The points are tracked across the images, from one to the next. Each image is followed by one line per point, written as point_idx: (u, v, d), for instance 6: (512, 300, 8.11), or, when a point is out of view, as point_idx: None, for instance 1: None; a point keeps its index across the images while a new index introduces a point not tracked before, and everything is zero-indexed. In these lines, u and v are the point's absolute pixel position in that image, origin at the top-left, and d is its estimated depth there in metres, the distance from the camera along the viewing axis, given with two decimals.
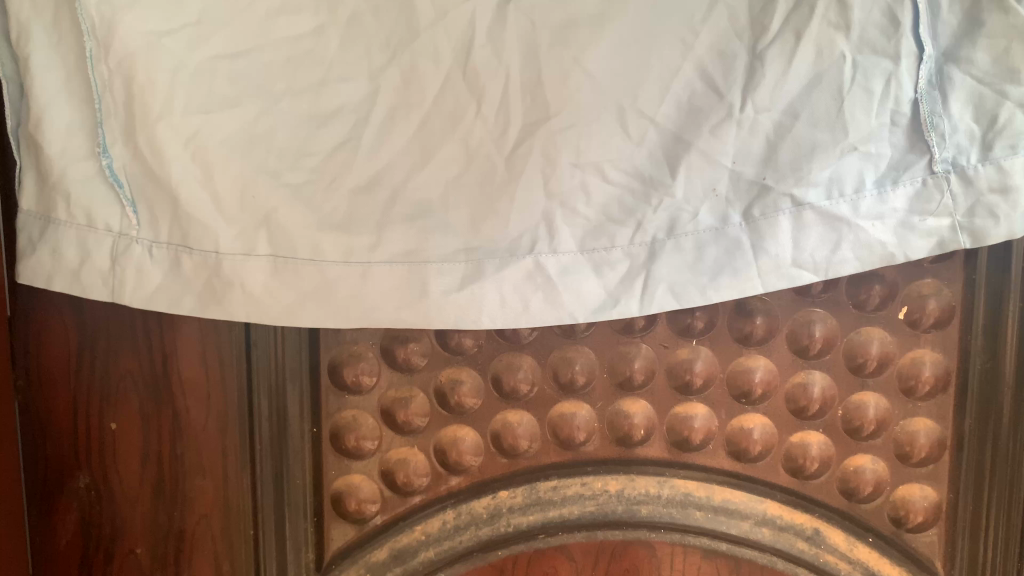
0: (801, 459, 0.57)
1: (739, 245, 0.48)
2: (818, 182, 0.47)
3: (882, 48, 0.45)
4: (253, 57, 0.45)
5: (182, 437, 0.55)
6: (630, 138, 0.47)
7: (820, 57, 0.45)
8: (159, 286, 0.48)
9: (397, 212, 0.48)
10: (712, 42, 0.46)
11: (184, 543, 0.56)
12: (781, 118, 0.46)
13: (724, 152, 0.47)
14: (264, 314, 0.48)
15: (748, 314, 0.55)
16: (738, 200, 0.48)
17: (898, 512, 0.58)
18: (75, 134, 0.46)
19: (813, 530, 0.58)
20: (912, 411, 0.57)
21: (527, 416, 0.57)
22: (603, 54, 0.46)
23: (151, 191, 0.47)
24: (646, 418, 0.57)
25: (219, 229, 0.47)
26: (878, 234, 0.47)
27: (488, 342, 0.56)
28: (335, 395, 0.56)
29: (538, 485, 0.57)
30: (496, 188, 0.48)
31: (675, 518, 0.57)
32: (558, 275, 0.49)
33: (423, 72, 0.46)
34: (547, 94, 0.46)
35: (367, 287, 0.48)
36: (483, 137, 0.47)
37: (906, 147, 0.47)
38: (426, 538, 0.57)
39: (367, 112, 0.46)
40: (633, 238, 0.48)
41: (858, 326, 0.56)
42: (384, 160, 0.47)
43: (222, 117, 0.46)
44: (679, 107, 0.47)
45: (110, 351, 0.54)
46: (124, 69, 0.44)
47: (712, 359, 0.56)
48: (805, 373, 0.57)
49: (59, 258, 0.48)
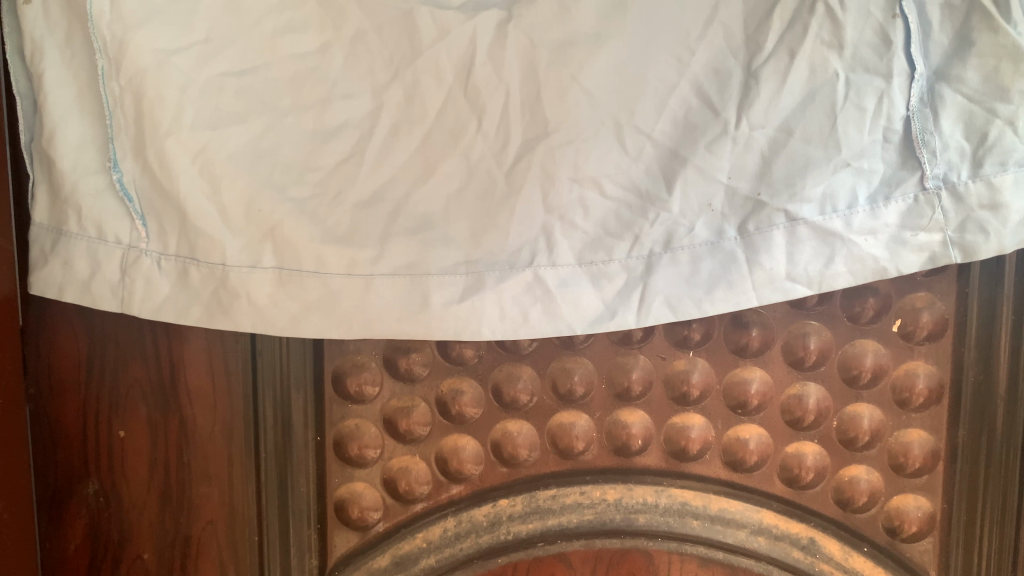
0: (797, 469, 0.58)
1: (734, 259, 0.49)
2: (811, 198, 0.48)
3: (874, 66, 0.46)
4: (259, 74, 0.46)
5: (188, 444, 0.56)
6: (627, 153, 0.48)
7: (814, 75, 0.46)
8: (166, 297, 0.49)
9: (399, 225, 0.49)
10: (707, 60, 0.47)
11: (190, 549, 0.57)
12: (775, 134, 0.47)
13: (720, 168, 0.48)
14: (269, 325, 0.49)
15: (744, 326, 0.56)
16: (733, 215, 0.48)
17: (893, 522, 0.59)
18: (87, 149, 0.48)
19: (809, 540, 0.59)
20: (906, 423, 0.58)
21: (527, 425, 0.58)
22: (602, 71, 0.47)
23: (160, 204, 0.48)
24: (644, 427, 0.58)
25: (226, 242, 0.48)
26: (871, 248, 0.48)
27: (488, 351, 0.57)
28: (338, 404, 0.57)
29: (537, 493, 0.58)
30: (497, 202, 0.49)
31: (673, 527, 0.58)
32: (556, 288, 0.50)
33: (425, 89, 0.47)
34: (547, 111, 0.47)
35: (370, 298, 0.49)
36: (483, 153, 0.48)
37: (898, 163, 0.48)
38: (427, 545, 0.58)
39: (370, 128, 0.48)
40: (630, 251, 0.49)
41: (852, 338, 0.57)
42: (387, 175, 0.48)
43: (229, 132, 0.47)
44: (676, 124, 0.48)
45: (120, 361, 0.56)
46: (135, 86, 0.45)
47: (709, 371, 0.57)
48: (800, 385, 0.57)
49: (70, 269, 0.49)
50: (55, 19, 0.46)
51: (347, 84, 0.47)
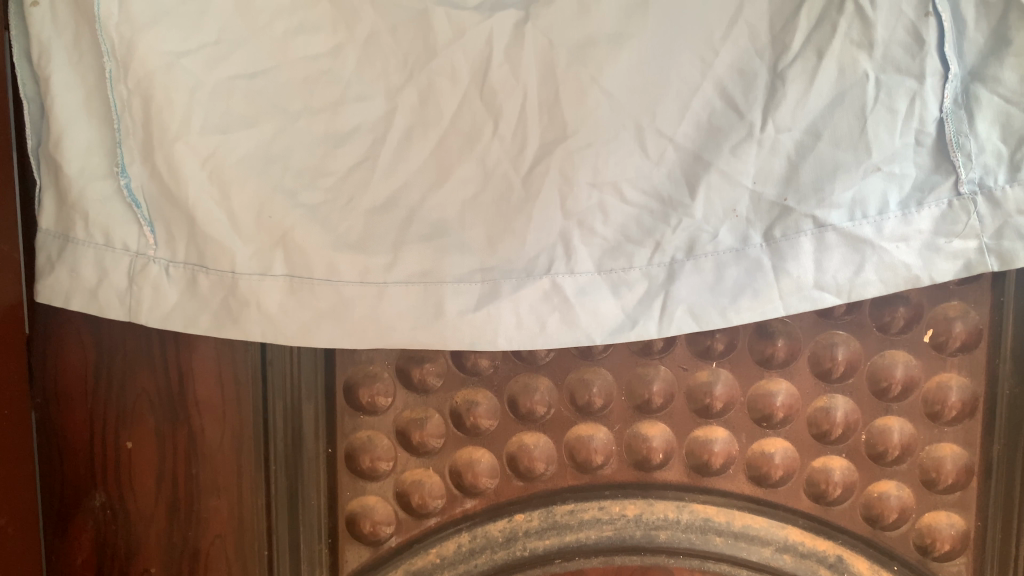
0: (824, 484, 0.56)
1: (760, 266, 0.47)
2: (840, 203, 0.46)
3: (906, 66, 0.44)
4: (270, 76, 0.45)
5: (196, 456, 0.55)
6: (648, 157, 0.46)
7: (843, 76, 0.44)
8: (175, 305, 0.48)
9: (413, 231, 0.48)
10: (732, 61, 0.45)
11: (199, 563, 0.56)
12: (803, 137, 0.46)
13: (745, 172, 0.46)
14: (280, 334, 0.48)
15: (769, 336, 0.54)
16: (759, 221, 0.47)
17: (924, 540, 0.57)
18: (94, 153, 0.47)
19: (836, 558, 0.57)
20: (938, 437, 0.56)
21: (544, 438, 0.56)
22: (622, 71, 0.45)
23: (168, 210, 0.46)
24: (665, 440, 0.56)
25: (235, 248, 0.46)
26: (903, 255, 0.46)
27: (504, 362, 0.55)
28: (350, 415, 0.56)
29: (554, 508, 0.57)
30: (513, 208, 0.47)
31: (695, 543, 0.57)
32: (575, 296, 0.48)
33: (441, 91, 0.46)
34: (565, 114, 0.46)
35: (384, 306, 0.48)
36: (500, 157, 0.47)
37: (931, 167, 0.46)
38: (440, 560, 0.57)
39: (384, 132, 0.46)
40: (651, 258, 0.48)
41: (881, 348, 0.55)
42: (400, 181, 0.47)
43: (240, 136, 0.46)
44: (699, 127, 0.46)
45: (127, 370, 0.54)
46: (143, 89, 0.44)
47: (732, 382, 0.55)
48: (827, 397, 0.55)
49: (77, 277, 0.48)
50: (63, 21, 0.45)
51: (360, 87, 0.46)
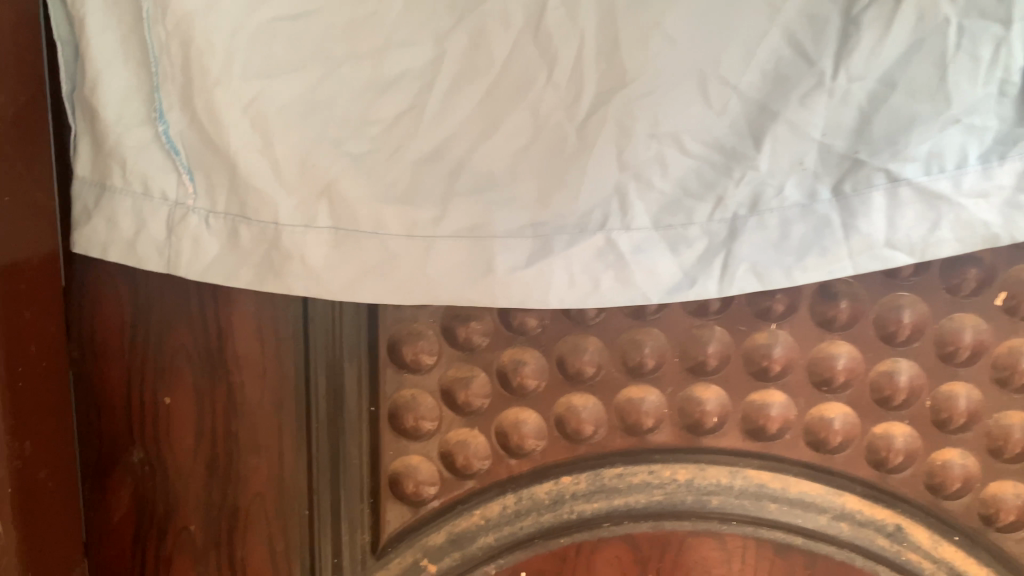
0: (885, 451, 0.55)
1: (828, 223, 0.45)
2: (916, 156, 0.43)
3: (992, 11, 0.41)
4: (313, 19, 0.43)
5: (236, 413, 0.54)
6: (710, 107, 0.44)
7: (923, 22, 0.41)
8: (215, 258, 0.46)
9: (461, 185, 0.45)
10: (802, 5, 0.42)
11: (238, 521, 0.55)
12: (876, 88, 0.43)
13: (814, 123, 0.43)
14: (324, 289, 0.46)
15: (833, 297, 0.52)
16: (828, 174, 0.44)
17: (987, 510, 0.55)
18: (131, 99, 0.45)
19: (895, 526, 0.55)
20: (1007, 404, 0.53)
21: (593, 400, 0.55)
22: (686, 15, 0.42)
23: (208, 158, 0.45)
24: (719, 404, 0.54)
25: (278, 200, 0.45)
26: (982, 212, 0.44)
27: (553, 322, 0.53)
28: (394, 373, 0.54)
29: (602, 472, 0.55)
30: (565, 160, 0.45)
31: (748, 509, 0.55)
32: (630, 253, 0.46)
33: (491, 35, 0.43)
34: (625, 61, 0.43)
35: (431, 262, 0.46)
36: (553, 106, 0.44)
37: (1016, 119, 0.43)
38: (485, 522, 0.56)
39: (431, 79, 0.44)
40: (712, 214, 0.45)
41: (950, 312, 0.52)
42: (449, 131, 0.45)
43: (282, 82, 0.44)
44: (765, 76, 0.43)
45: (165, 325, 0.53)
46: (182, 31, 0.42)
47: (791, 345, 0.53)
48: (891, 361, 0.53)
49: (114, 227, 0.46)
50: None
51: (406, 32, 0.43)
